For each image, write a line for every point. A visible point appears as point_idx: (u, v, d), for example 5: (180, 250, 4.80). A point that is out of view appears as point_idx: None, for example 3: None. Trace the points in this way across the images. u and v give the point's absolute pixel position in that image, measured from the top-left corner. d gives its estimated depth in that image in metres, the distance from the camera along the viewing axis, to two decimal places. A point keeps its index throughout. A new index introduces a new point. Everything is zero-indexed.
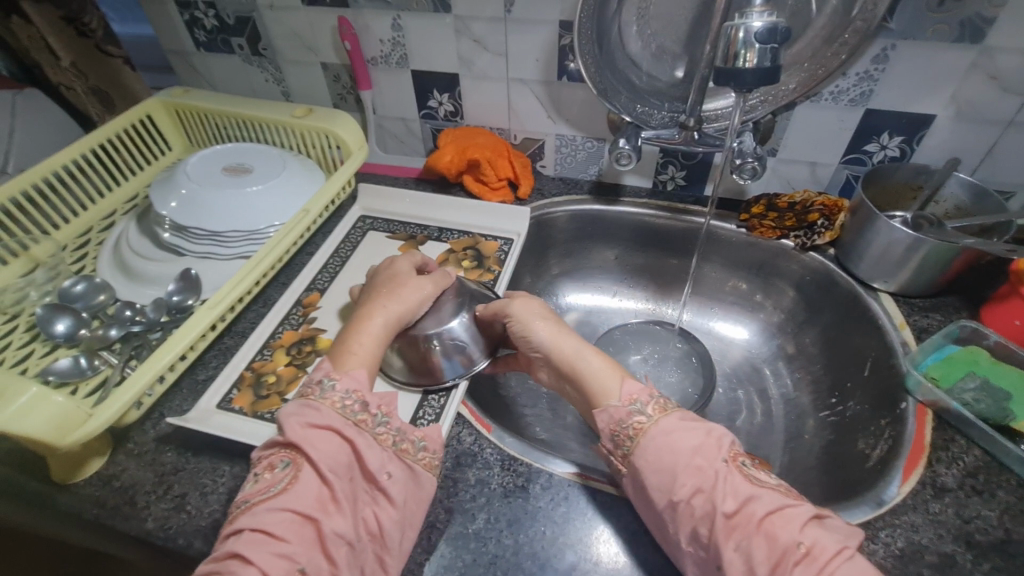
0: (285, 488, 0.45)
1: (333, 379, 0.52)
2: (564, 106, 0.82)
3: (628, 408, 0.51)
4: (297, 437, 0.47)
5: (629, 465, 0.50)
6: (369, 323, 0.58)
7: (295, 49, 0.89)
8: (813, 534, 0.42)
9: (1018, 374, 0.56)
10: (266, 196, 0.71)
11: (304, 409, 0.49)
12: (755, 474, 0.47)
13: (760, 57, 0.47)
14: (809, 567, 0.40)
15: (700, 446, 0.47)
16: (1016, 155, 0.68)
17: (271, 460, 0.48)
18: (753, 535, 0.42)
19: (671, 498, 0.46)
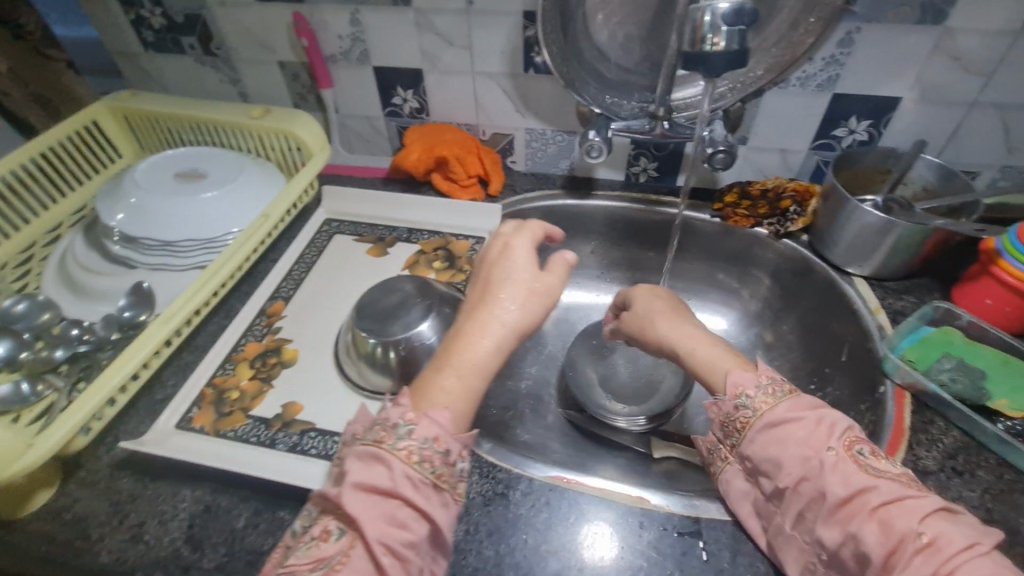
0: (330, 573, 0.36)
1: (410, 424, 0.42)
2: (532, 99, 0.80)
3: (735, 400, 0.50)
4: (343, 500, 0.38)
5: (738, 455, 0.49)
6: (464, 348, 0.46)
7: (250, 48, 0.85)
8: (935, 526, 0.39)
9: (992, 353, 0.57)
10: (223, 203, 0.67)
11: (369, 462, 0.40)
12: (875, 463, 0.43)
13: (728, 40, 0.45)
14: (931, 556, 0.37)
15: (810, 436, 0.45)
16: (980, 135, 0.69)
17: (325, 527, 0.39)
18: (864, 522, 0.40)
19: (776, 485, 0.45)
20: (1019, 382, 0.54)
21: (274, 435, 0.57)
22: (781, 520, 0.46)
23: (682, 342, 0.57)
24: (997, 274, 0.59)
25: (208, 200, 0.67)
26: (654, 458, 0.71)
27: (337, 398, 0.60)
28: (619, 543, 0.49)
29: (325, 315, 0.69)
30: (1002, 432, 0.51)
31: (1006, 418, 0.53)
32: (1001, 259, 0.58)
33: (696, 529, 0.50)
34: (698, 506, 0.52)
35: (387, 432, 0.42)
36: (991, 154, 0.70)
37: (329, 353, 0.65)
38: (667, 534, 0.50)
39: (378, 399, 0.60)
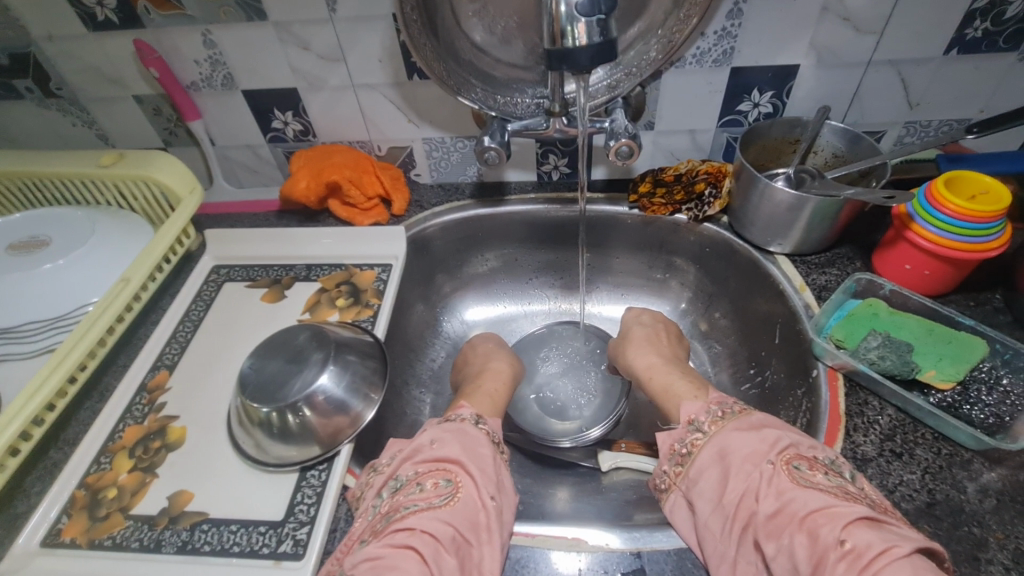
0: (446, 505, 0.43)
1: (483, 421, 0.52)
2: (423, 107, 0.72)
3: (687, 428, 0.49)
4: (463, 456, 0.47)
5: (685, 483, 0.47)
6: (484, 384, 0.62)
7: (97, 85, 0.73)
8: (857, 534, 0.36)
9: (915, 321, 0.55)
10: (70, 273, 0.60)
11: (461, 433, 0.49)
12: (810, 476, 0.42)
13: (589, 32, 0.43)
14: (854, 562, 0.35)
15: (749, 452, 0.44)
16: (880, 94, 0.67)
17: (433, 475, 0.46)
18: (794, 534, 0.38)
19: (718, 503, 0.44)
20: (948, 351, 0.52)
21: (159, 535, 0.49)
22: (721, 545, 0.42)
23: (646, 368, 0.62)
24: (911, 238, 0.57)
25: (51, 271, 0.59)
26: (603, 472, 0.67)
27: (231, 478, 0.53)
28: None
29: (216, 380, 0.61)
30: (933, 406, 0.49)
31: (938, 390, 0.51)
32: (914, 222, 0.56)
33: (639, 565, 0.46)
34: (640, 537, 0.47)
35: (466, 418, 0.52)
36: (892, 112, 0.69)
37: (222, 425, 0.57)
38: None
39: (281, 472, 0.53)
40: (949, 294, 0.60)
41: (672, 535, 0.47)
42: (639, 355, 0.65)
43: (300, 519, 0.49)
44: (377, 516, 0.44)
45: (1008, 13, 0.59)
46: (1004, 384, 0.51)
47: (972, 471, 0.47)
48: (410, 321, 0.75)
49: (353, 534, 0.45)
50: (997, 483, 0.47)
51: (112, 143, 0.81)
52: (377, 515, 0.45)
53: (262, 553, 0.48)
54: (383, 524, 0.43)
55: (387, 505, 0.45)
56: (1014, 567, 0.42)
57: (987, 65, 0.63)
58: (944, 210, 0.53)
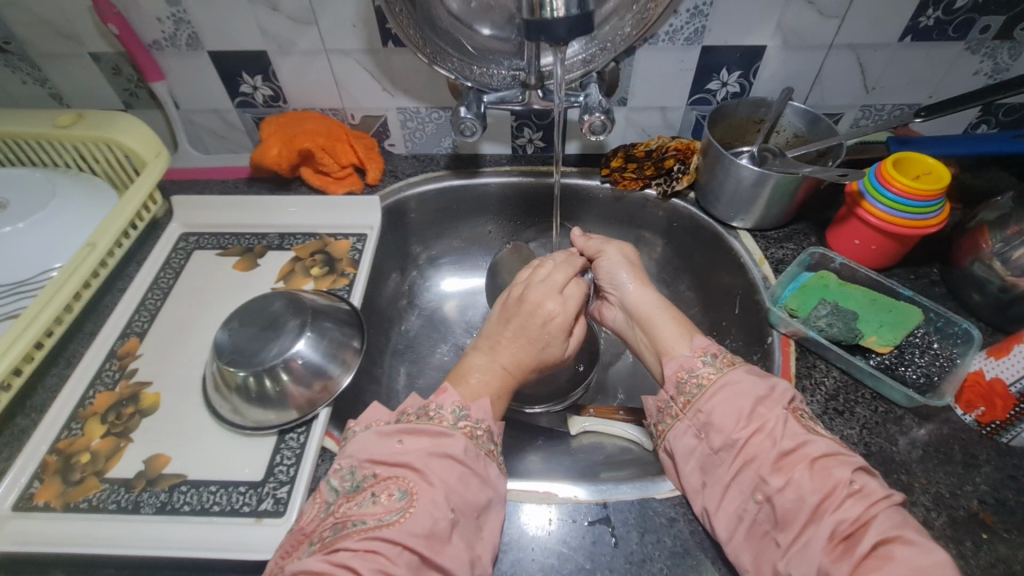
0: (397, 521, 0.42)
1: (465, 408, 0.50)
2: (398, 75, 0.71)
3: (698, 358, 0.52)
4: (423, 463, 0.45)
5: (694, 414, 0.49)
6: (491, 361, 0.56)
7: (49, 39, 0.69)
8: (863, 477, 0.43)
9: (861, 291, 0.59)
10: (32, 236, 0.58)
11: (433, 439, 0.47)
12: (813, 424, 0.47)
13: (567, 4, 0.43)
14: (861, 500, 0.41)
15: (762, 396, 0.47)
16: (839, 78, 0.71)
17: (388, 485, 0.44)
18: (805, 471, 0.43)
19: (729, 437, 0.46)
20: (888, 319, 0.57)
21: (137, 497, 0.50)
22: (722, 470, 0.46)
23: (647, 308, 0.59)
24: (862, 214, 0.61)
25: (11, 234, 0.57)
26: (572, 435, 0.69)
27: (224, 435, 0.54)
28: (530, 542, 0.48)
29: (188, 348, 0.61)
30: (872, 368, 0.54)
31: (878, 353, 0.56)
32: (864, 200, 0.60)
33: (605, 515, 0.49)
34: (606, 490, 0.51)
35: (446, 416, 0.49)
36: (850, 95, 0.73)
37: (197, 391, 0.57)
38: (577, 525, 0.49)
39: (259, 436, 0.54)
40: (892, 268, 0.65)
41: (636, 487, 0.51)
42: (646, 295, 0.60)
43: (280, 479, 0.51)
44: (327, 521, 0.44)
45: (957, 3, 0.62)
46: (935, 347, 0.56)
47: (903, 427, 0.53)
48: (383, 290, 0.76)
49: (303, 530, 0.45)
50: (924, 436, 0.52)
51: (66, 104, 0.77)
52: (328, 517, 0.44)
53: (243, 511, 0.49)
54: (332, 534, 0.43)
55: (337, 511, 0.44)
56: (934, 508, 0.48)
57: (936, 53, 0.67)
58: (891, 188, 0.57)
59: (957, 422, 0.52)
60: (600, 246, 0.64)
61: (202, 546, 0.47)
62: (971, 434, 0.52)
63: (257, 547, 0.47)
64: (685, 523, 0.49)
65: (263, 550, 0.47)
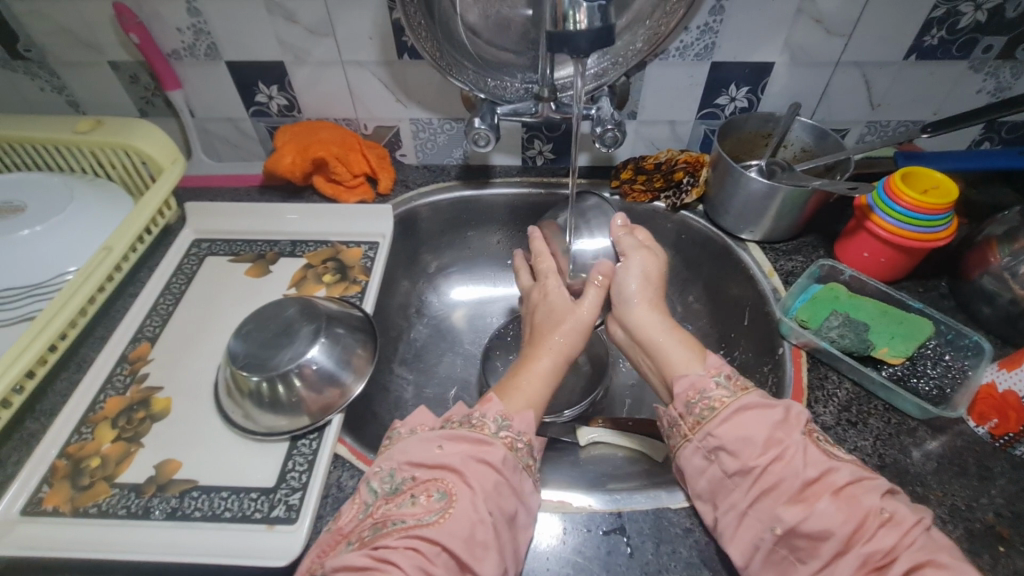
0: (436, 522, 0.43)
1: (507, 420, 0.50)
2: (412, 86, 0.72)
3: (711, 379, 0.51)
4: (462, 464, 0.46)
5: (701, 437, 0.48)
6: (537, 363, 0.58)
7: (69, 47, 0.70)
8: (892, 504, 0.42)
9: (872, 303, 0.59)
10: (50, 239, 0.59)
11: (472, 444, 0.47)
12: (831, 448, 0.46)
13: (590, 17, 0.44)
14: (894, 528, 0.40)
15: (779, 421, 0.46)
16: (846, 94, 0.72)
17: (426, 487, 0.45)
18: (830, 501, 0.42)
19: (745, 463, 0.45)
20: (899, 330, 0.57)
21: (147, 502, 0.49)
22: (737, 495, 0.45)
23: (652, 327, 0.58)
24: (871, 227, 0.62)
25: (29, 237, 0.58)
26: (582, 447, 0.68)
27: (233, 443, 0.53)
28: (545, 553, 0.48)
29: (199, 353, 0.61)
30: (885, 379, 0.54)
31: (890, 365, 0.56)
32: (873, 213, 0.61)
33: (620, 524, 0.49)
34: (620, 499, 0.50)
35: (488, 422, 0.49)
36: (856, 111, 0.74)
37: (208, 397, 0.57)
38: (591, 534, 0.48)
39: (271, 441, 0.53)
40: (901, 281, 0.66)
41: (650, 497, 0.50)
42: (653, 315, 0.59)
43: (292, 486, 0.50)
44: (366, 521, 0.45)
45: (961, 23, 0.64)
46: (946, 359, 0.56)
47: (917, 439, 0.52)
48: (393, 298, 0.76)
49: (340, 529, 0.45)
50: (937, 449, 0.52)
51: (82, 111, 0.78)
52: (365, 517, 0.45)
53: (255, 517, 0.49)
54: (371, 533, 0.43)
55: (376, 511, 0.45)
56: (950, 520, 0.47)
57: (940, 71, 0.69)
58: (901, 202, 0.58)
59: (970, 434, 0.52)
60: (629, 248, 0.63)
61: (213, 553, 0.46)
62: (984, 446, 0.52)
63: (269, 554, 0.46)
64: (700, 534, 0.48)
65: (276, 558, 0.46)
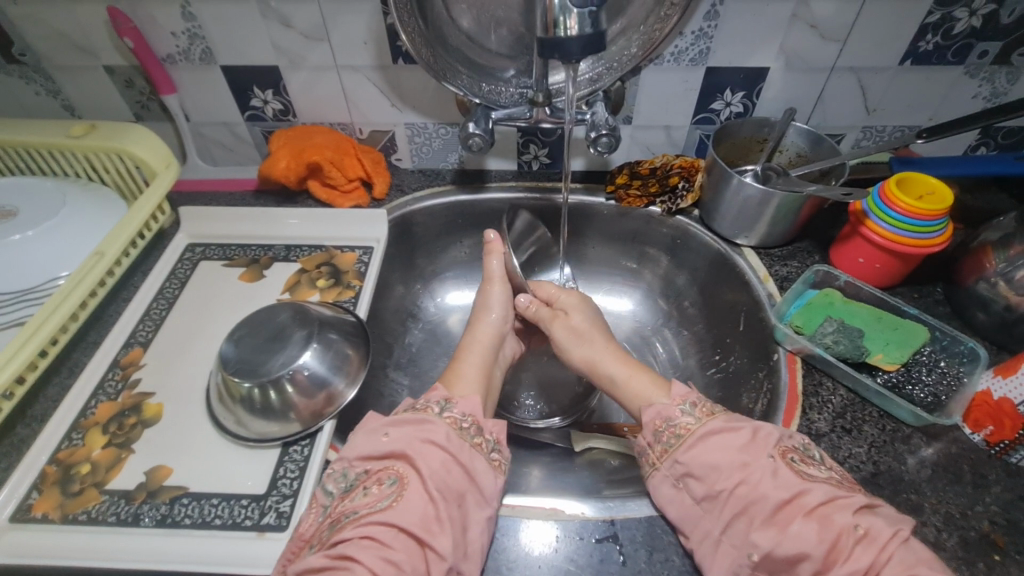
0: (389, 505, 0.44)
1: (451, 402, 0.52)
2: (407, 91, 0.72)
3: (678, 407, 0.52)
4: (409, 448, 0.47)
5: (667, 462, 0.49)
6: (474, 358, 0.62)
7: (64, 52, 0.70)
8: (868, 518, 0.42)
9: (867, 310, 0.59)
10: (42, 244, 0.58)
11: (418, 425, 0.49)
12: (806, 468, 0.46)
13: (581, 23, 0.44)
14: (869, 546, 0.40)
15: (745, 444, 0.47)
16: (842, 99, 0.72)
17: (378, 476, 0.46)
18: (803, 522, 0.42)
19: (712, 488, 0.46)
20: (894, 337, 0.57)
21: (137, 509, 0.49)
22: (710, 522, 0.45)
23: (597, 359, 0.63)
24: (866, 233, 0.62)
25: (21, 241, 0.57)
26: (576, 453, 0.67)
27: (225, 448, 0.53)
28: (537, 561, 0.47)
29: (192, 358, 0.61)
30: (880, 386, 0.54)
31: (885, 371, 0.56)
32: (868, 218, 0.61)
33: (613, 532, 0.48)
34: (613, 507, 0.50)
35: (431, 406, 0.51)
36: (852, 116, 0.74)
37: (200, 403, 0.57)
38: (584, 543, 0.48)
39: (263, 448, 0.53)
40: (897, 286, 0.65)
41: (644, 505, 0.50)
42: (588, 323, 0.66)
43: (283, 492, 0.50)
44: (325, 522, 0.45)
45: (956, 29, 0.64)
46: (942, 366, 0.56)
47: (912, 446, 0.52)
48: (387, 303, 0.75)
49: (303, 535, 0.45)
50: (932, 456, 0.51)
51: (78, 115, 0.77)
52: (325, 518, 0.45)
53: (245, 524, 0.48)
54: (329, 532, 0.43)
55: (334, 510, 0.45)
56: (945, 528, 0.47)
57: (936, 76, 0.69)
58: (895, 208, 0.58)
59: (965, 441, 0.52)
60: (569, 304, 0.68)
61: (202, 561, 0.46)
62: (979, 454, 0.51)
63: (258, 562, 0.46)
64: None
65: (265, 566, 0.46)
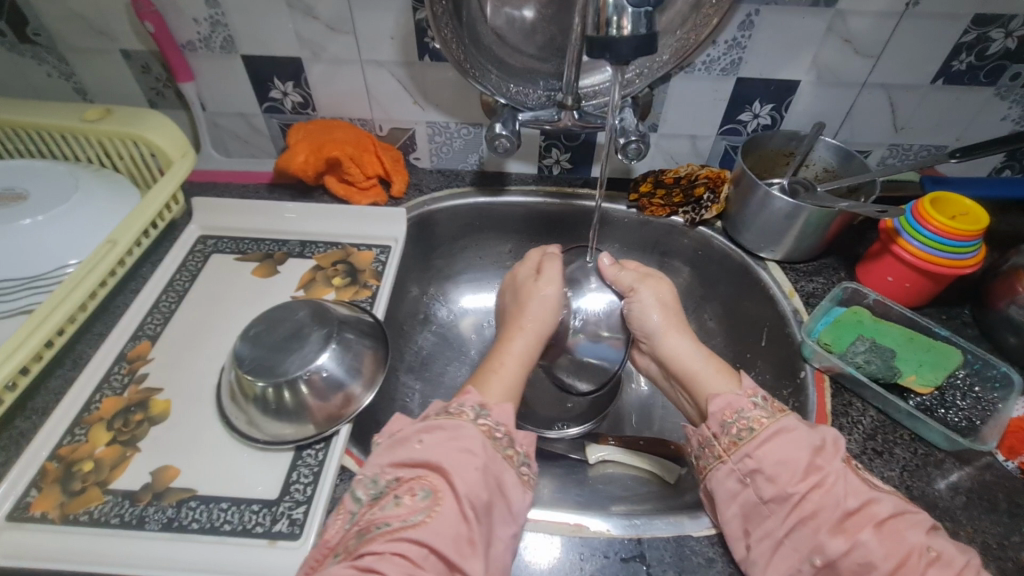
0: (422, 521, 0.41)
1: (486, 410, 0.49)
2: (431, 88, 0.71)
3: (750, 399, 0.49)
4: (441, 459, 0.44)
5: (737, 456, 0.46)
6: (510, 347, 0.58)
7: (80, 34, 0.68)
8: (938, 541, 0.40)
9: (898, 330, 0.58)
10: (51, 229, 0.57)
11: (455, 437, 0.45)
12: (870, 478, 0.45)
13: (635, 24, 0.43)
14: (943, 568, 0.39)
15: (819, 447, 0.45)
16: (871, 115, 0.71)
17: (411, 486, 0.43)
18: (873, 533, 0.40)
19: (785, 490, 0.44)
20: (927, 358, 0.56)
21: (142, 511, 0.47)
22: (772, 523, 0.44)
23: (679, 355, 0.56)
24: (897, 251, 0.60)
25: (32, 226, 0.56)
26: (590, 465, 0.66)
27: (237, 449, 0.51)
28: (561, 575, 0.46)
29: (202, 355, 0.58)
30: (912, 408, 0.53)
31: (916, 393, 0.55)
32: (899, 237, 0.60)
33: (639, 551, 0.47)
34: (639, 525, 0.48)
35: (466, 412, 0.48)
36: (879, 134, 0.73)
37: (211, 401, 0.54)
38: (609, 561, 0.46)
39: (275, 450, 0.51)
40: (924, 307, 0.65)
41: (670, 524, 0.48)
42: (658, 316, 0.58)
43: (296, 498, 0.48)
44: (352, 530, 0.43)
45: (990, 50, 0.63)
46: (975, 391, 0.55)
47: (944, 470, 0.51)
48: (402, 304, 0.74)
49: (327, 543, 0.43)
50: (965, 482, 0.50)
51: (89, 99, 0.75)
52: (352, 526, 0.43)
53: (256, 531, 0.46)
54: (355, 543, 0.41)
55: (362, 518, 0.43)
56: (982, 558, 0.46)
57: (967, 96, 0.68)
58: (929, 227, 0.57)
59: (999, 468, 0.51)
60: (633, 282, 0.60)
61: (212, 568, 0.44)
62: (1014, 481, 0.50)
63: (271, 572, 0.44)
64: (724, 564, 0.46)
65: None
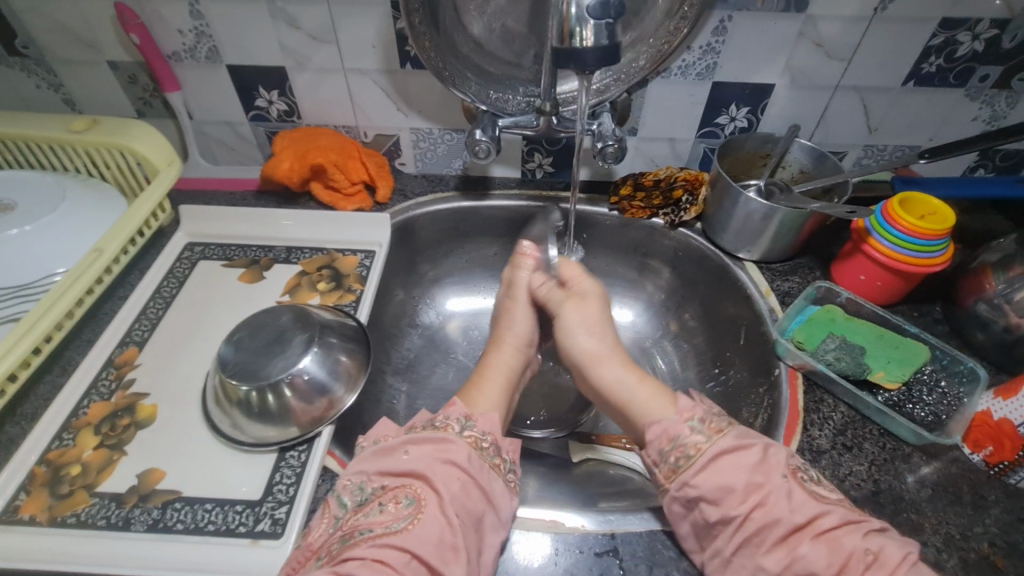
0: (405, 528, 0.43)
1: (470, 420, 0.50)
2: (414, 95, 0.72)
3: (685, 424, 0.50)
4: (427, 469, 0.46)
5: (675, 480, 0.47)
6: (491, 370, 0.60)
7: (68, 46, 0.69)
8: (876, 541, 0.42)
9: (868, 327, 0.60)
10: (39, 239, 0.58)
11: (440, 446, 0.47)
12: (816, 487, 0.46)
13: (597, 34, 0.44)
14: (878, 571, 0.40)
15: (758, 464, 0.46)
16: (845, 117, 0.73)
17: (395, 494, 0.45)
18: (812, 545, 0.42)
19: (726, 513, 0.45)
20: (896, 355, 0.57)
21: (128, 513, 0.48)
22: (721, 543, 0.45)
23: (615, 382, 0.58)
24: (868, 251, 0.62)
25: (19, 236, 0.57)
26: (575, 463, 0.67)
27: (220, 453, 0.52)
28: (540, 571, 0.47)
29: (189, 359, 0.60)
30: (881, 404, 0.54)
31: (885, 389, 0.56)
32: (870, 237, 0.62)
33: (613, 546, 0.48)
34: (613, 520, 0.49)
35: (451, 425, 0.50)
36: (854, 135, 0.75)
37: (196, 404, 0.56)
38: (583, 556, 0.47)
39: (259, 453, 0.52)
40: (897, 304, 0.66)
41: (644, 519, 0.50)
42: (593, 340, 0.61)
43: (279, 499, 0.49)
44: (335, 535, 0.44)
45: (958, 52, 0.65)
46: (942, 386, 0.56)
47: (912, 465, 0.52)
48: (387, 308, 0.75)
49: (310, 545, 0.44)
50: (931, 475, 0.52)
51: (79, 109, 0.76)
52: (336, 531, 0.44)
53: (239, 531, 0.47)
54: (339, 547, 0.43)
55: (346, 523, 0.44)
56: (945, 549, 0.47)
57: (938, 97, 0.69)
58: (897, 226, 0.59)
59: (965, 461, 0.52)
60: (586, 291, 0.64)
61: (196, 567, 0.45)
62: (979, 474, 0.51)
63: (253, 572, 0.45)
64: None
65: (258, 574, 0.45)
